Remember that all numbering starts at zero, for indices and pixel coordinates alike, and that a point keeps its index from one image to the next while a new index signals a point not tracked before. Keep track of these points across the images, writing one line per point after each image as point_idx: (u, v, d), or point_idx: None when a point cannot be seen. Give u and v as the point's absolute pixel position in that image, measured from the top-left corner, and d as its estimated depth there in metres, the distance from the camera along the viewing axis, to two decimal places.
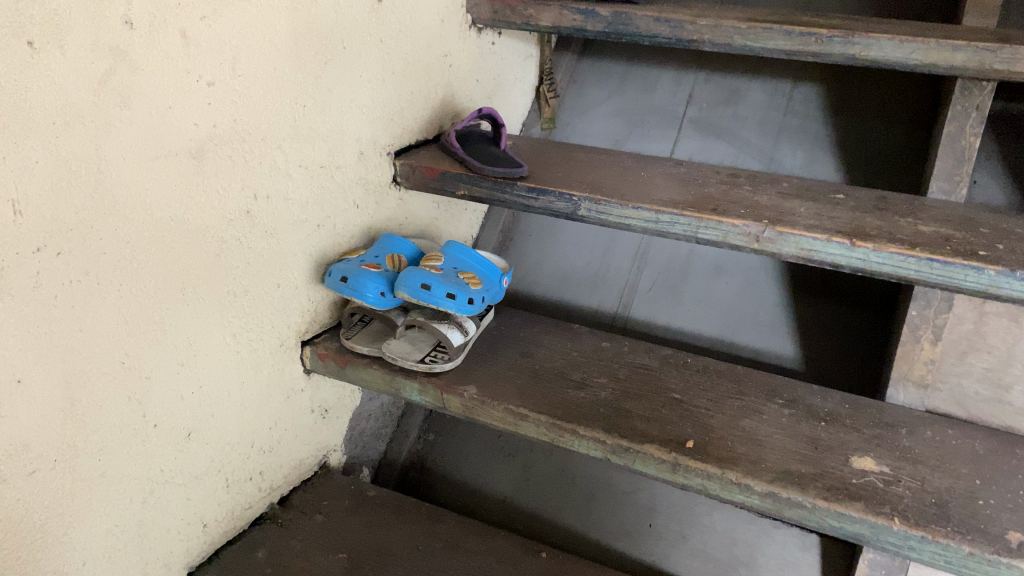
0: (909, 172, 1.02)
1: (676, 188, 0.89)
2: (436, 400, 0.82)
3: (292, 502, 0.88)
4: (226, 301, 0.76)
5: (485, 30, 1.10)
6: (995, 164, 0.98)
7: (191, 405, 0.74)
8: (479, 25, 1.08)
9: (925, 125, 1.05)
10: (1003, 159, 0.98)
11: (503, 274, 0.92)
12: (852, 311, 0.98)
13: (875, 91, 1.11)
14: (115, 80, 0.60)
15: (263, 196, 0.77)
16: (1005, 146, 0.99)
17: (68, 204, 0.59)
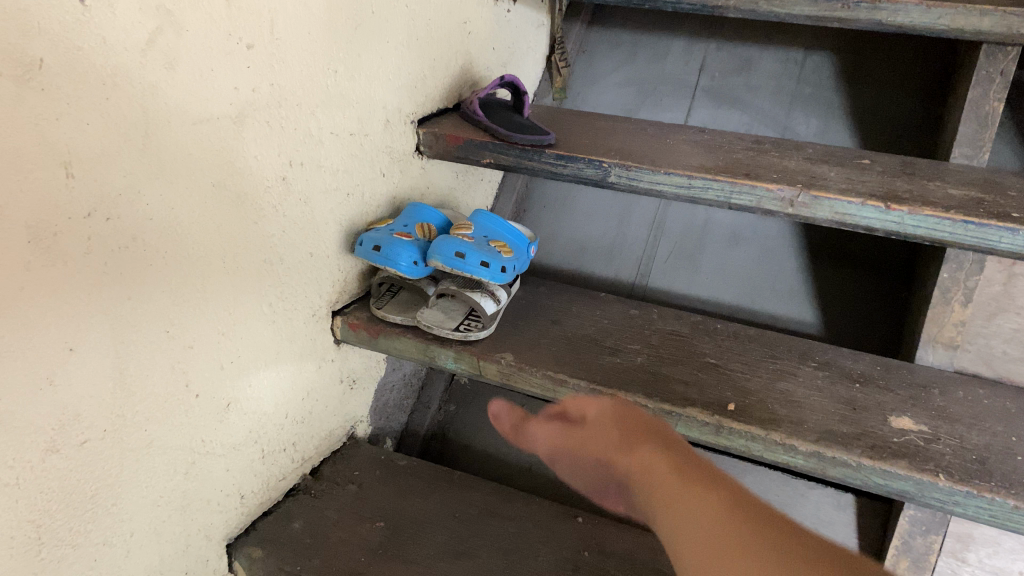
0: (924, 137, 1.03)
1: (705, 154, 0.89)
2: (472, 367, 0.81)
3: (324, 473, 0.88)
4: (264, 269, 0.75)
5: None
6: (1010, 130, 1.00)
7: (230, 376, 0.73)
8: None
9: (939, 90, 1.06)
10: (1018, 125, 0.99)
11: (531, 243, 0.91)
12: (870, 276, 0.99)
13: (887, 59, 1.12)
14: (162, 40, 0.58)
15: (297, 164, 0.76)
16: (1020, 112, 1.00)
17: (118, 167, 0.57)
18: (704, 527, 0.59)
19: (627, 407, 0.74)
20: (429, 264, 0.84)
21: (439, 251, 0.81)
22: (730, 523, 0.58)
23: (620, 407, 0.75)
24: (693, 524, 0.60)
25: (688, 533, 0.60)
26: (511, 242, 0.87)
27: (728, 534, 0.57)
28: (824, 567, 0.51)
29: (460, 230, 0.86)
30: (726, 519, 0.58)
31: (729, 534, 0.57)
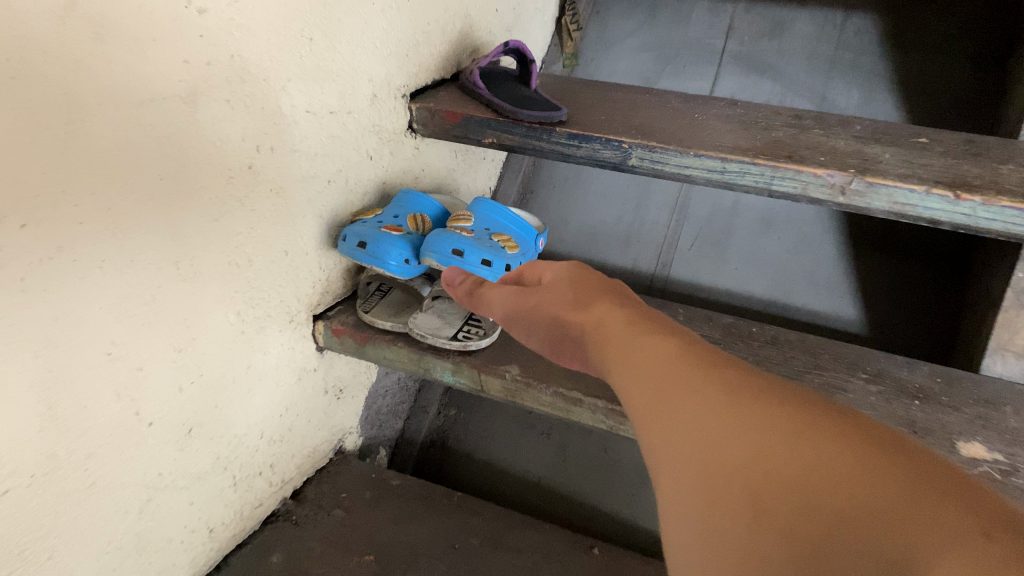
0: (983, 109, 0.92)
1: (739, 133, 0.78)
2: (472, 382, 0.71)
3: (307, 495, 0.78)
4: (229, 273, 0.64)
5: None
6: None
7: (192, 398, 0.63)
8: None
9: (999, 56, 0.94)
10: None
11: (537, 234, 0.81)
12: (920, 268, 0.88)
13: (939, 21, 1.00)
14: (85, 3, 0.47)
15: (266, 148, 0.65)
16: None
17: (36, 162, 0.46)
18: (658, 377, 0.38)
19: (588, 273, 0.60)
20: (423, 262, 0.73)
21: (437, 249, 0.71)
22: (694, 382, 0.35)
23: (590, 283, 0.57)
24: (638, 374, 0.40)
25: (647, 361, 0.40)
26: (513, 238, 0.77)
27: (687, 390, 0.35)
28: (812, 424, 0.30)
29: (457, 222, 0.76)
30: (672, 354, 0.39)
31: (680, 374, 0.37)
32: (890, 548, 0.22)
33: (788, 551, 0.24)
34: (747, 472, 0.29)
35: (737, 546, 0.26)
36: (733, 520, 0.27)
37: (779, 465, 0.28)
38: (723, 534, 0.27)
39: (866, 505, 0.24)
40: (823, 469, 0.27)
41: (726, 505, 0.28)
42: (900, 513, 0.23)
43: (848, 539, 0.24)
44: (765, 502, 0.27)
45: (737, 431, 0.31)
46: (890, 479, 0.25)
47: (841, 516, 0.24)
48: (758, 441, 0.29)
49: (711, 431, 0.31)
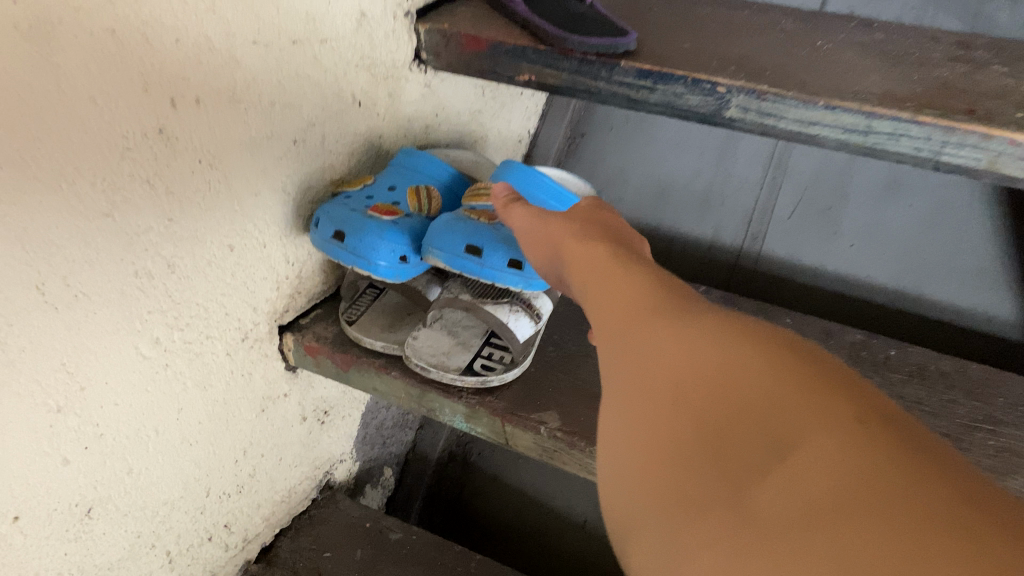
0: None
1: (885, 73, 0.54)
2: (493, 434, 0.50)
3: (280, 556, 0.59)
4: (133, 290, 0.44)
5: None
6: None
7: (87, 469, 0.44)
8: None
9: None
10: None
11: None
12: None
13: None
14: None
15: (188, 101, 0.44)
16: None
17: None
18: (606, 299, 0.33)
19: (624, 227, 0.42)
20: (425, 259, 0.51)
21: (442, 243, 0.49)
22: (634, 298, 0.31)
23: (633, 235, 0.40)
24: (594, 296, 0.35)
25: (600, 281, 0.34)
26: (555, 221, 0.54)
27: (626, 307, 0.31)
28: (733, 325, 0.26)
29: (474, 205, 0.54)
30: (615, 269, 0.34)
31: (622, 293, 0.32)
32: (774, 440, 0.21)
33: (695, 454, 0.22)
34: (661, 377, 0.26)
35: (651, 454, 0.24)
36: (649, 426, 0.25)
37: (690, 367, 0.25)
38: (644, 444, 0.25)
39: (763, 404, 0.22)
40: (728, 362, 0.24)
41: (643, 411, 0.26)
42: (794, 407, 0.21)
43: (748, 437, 0.21)
44: (678, 407, 0.24)
45: (656, 336, 0.28)
46: (789, 373, 0.22)
47: (740, 408, 0.22)
48: (672, 345, 0.26)
49: (639, 342, 0.28)
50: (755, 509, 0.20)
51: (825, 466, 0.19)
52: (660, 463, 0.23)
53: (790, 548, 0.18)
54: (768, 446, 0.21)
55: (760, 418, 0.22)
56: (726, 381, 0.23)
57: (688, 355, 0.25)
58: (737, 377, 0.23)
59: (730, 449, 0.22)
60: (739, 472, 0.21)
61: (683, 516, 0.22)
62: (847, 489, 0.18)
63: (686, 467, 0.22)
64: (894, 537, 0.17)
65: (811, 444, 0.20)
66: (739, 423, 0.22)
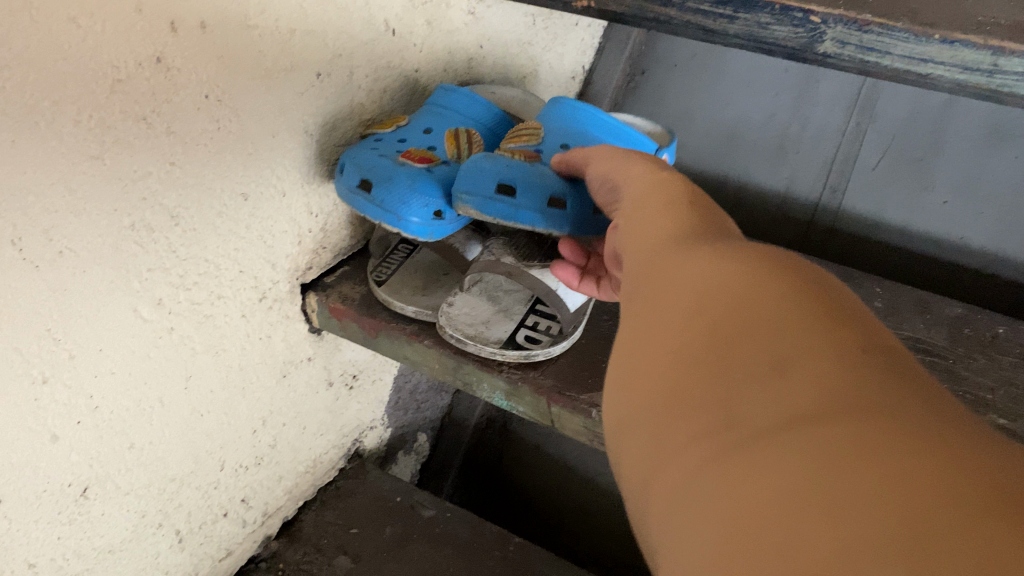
0: None
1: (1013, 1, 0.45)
2: (538, 414, 0.44)
3: (303, 531, 0.55)
4: (130, 245, 0.38)
5: None
6: None
7: (80, 446, 0.39)
8: None
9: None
10: None
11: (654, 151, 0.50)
12: None
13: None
14: None
15: (193, 26, 0.37)
16: None
17: None
18: (621, 205, 0.29)
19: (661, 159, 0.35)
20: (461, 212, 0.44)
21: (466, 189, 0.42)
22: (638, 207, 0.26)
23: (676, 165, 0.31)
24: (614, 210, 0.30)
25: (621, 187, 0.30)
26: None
27: (633, 215, 0.26)
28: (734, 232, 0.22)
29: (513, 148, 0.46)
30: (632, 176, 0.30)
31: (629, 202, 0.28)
32: (760, 354, 0.16)
33: (663, 363, 0.19)
34: (645, 280, 0.22)
35: (627, 362, 0.20)
36: (627, 332, 0.21)
37: (674, 265, 0.21)
38: (622, 357, 0.21)
39: (746, 304, 0.18)
40: (715, 258, 0.20)
41: (624, 317, 0.22)
42: (779, 308, 0.17)
43: (722, 340, 0.17)
44: (654, 308, 0.20)
45: (651, 240, 0.23)
46: (786, 274, 0.18)
47: (721, 305, 0.18)
48: (664, 247, 0.22)
49: (635, 242, 0.24)
50: (718, 421, 0.16)
51: (807, 377, 0.15)
52: (633, 375, 0.20)
53: (746, 465, 0.15)
54: (745, 353, 0.17)
55: (740, 322, 0.17)
56: (708, 279, 0.19)
57: (674, 255, 0.21)
58: (722, 273, 0.19)
59: (711, 356, 0.17)
60: (709, 380, 0.17)
61: (648, 430, 0.18)
62: (827, 404, 0.14)
63: (661, 380, 0.18)
64: (859, 458, 0.13)
65: (795, 351, 0.16)
66: (718, 325, 0.18)
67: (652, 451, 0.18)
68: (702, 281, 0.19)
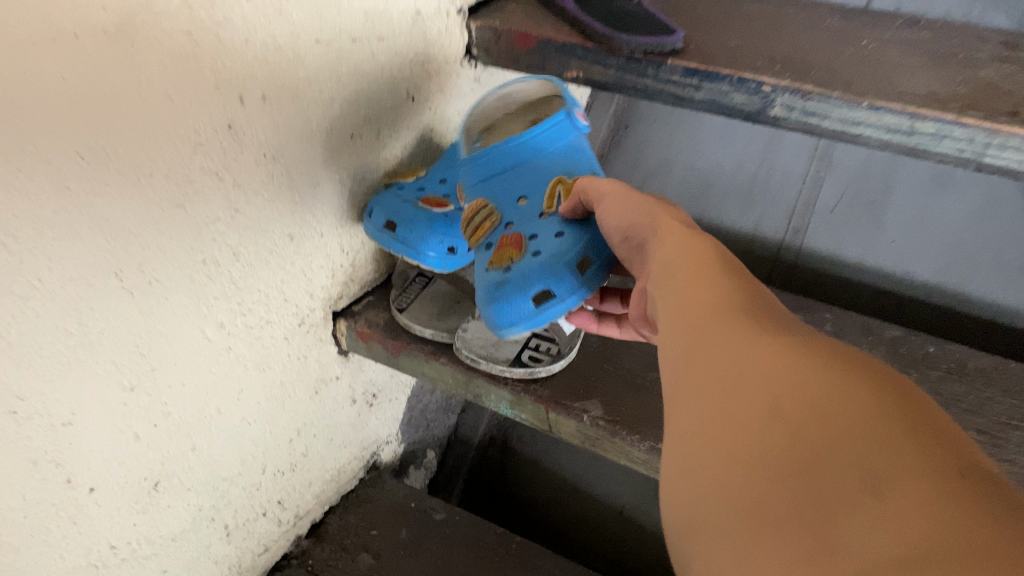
0: None
1: (930, 73, 0.55)
2: (538, 420, 0.52)
3: (329, 531, 0.62)
4: (203, 275, 0.46)
5: None
6: None
7: (155, 446, 0.46)
8: None
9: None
10: None
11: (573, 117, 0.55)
12: None
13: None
14: None
15: (256, 98, 0.46)
16: None
17: None
18: (670, 275, 0.31)
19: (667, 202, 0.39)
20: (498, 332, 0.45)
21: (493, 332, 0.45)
22: (693, 287, 0.30)
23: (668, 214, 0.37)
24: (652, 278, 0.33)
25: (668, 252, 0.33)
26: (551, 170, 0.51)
27: (687, 299, 0.29)
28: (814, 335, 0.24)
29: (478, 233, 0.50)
30: (676, 249, 0.33)
31: (677, 279, 0.31)
32: (864, 479, 0.19)
33: (758, 474, 0.21)
34: (729, 374, 0.24)
35: (713, 461, 0.23)
36: (711, 421, 0.24)
37: (767, 371, 0.23)
38: (708, 454, 0.23)
39: (843, 422, 0.20)
40: (811, 375, 0.22)
41: (704, 408, 0.25)
42: (878, 433, 0.19)
43: (818, 441, 0.20)
44: (741, 407, 0.23)
45: (724, 327, 0.26)
46: (881, 397, 0.20)
47: (820, 425, 0.21)
48: (743, 341, 0.25)
49: (703, 334, 0.27)
50: (822, 540, 0.18)
51: (910, 507, 0.17)
52: (718, 463, 0.23)
53: None
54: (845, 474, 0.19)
55: (834, 437, 0.20)
56: (802, 391, 0.22)
57: (764, 360, 0.24)
58: (814, 386, 0.22)
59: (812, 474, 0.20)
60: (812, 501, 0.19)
61: (737, 512, 0.21)
62: (932, 534, 0.16)
63: (759, 487, 0.21)
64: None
65: (888, 471, 0.18)
66: (811, 437, 0.20)
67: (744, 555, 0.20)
68: (795, 389, 0.22)
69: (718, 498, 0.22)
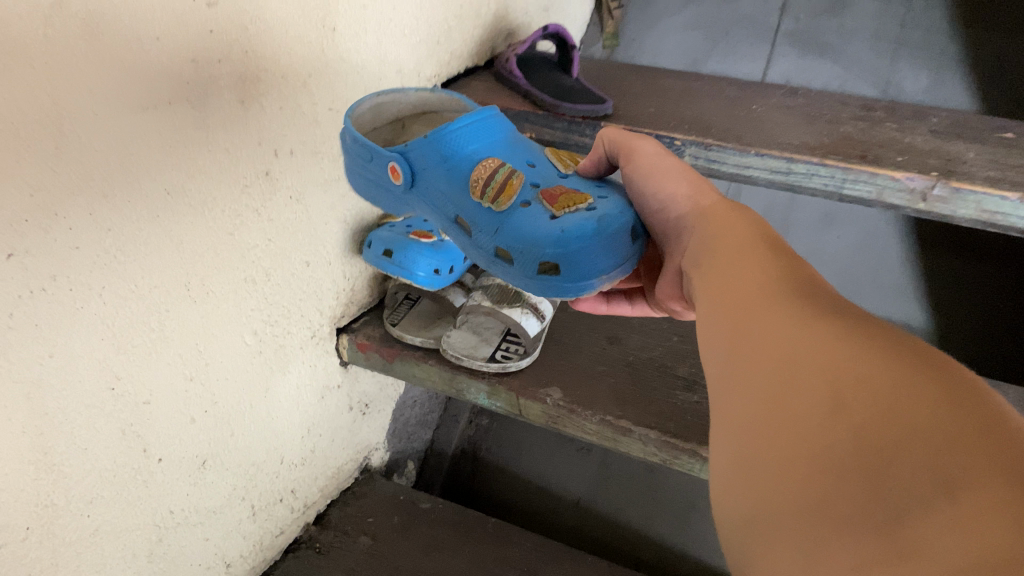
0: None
1: (801, 127, 0.71)
2: (510, 406, 0.64)
3: (332, 520, 0.73)
4: (245, 290, 0.59)
5: None
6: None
7: (205, 429, 0.58)
8: None
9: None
10: None
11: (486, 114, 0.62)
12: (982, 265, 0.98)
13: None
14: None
15: (286, 152, 0.60)
16: None
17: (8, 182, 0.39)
18: (738, 296, 0.36)
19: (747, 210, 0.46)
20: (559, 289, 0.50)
21: (570, 283, 0.49)
22: (773, 311, 0.33)
23: (694, 181, 0.50)
24: (711, 270, 0.41)
25: (728, 272, 0.39)
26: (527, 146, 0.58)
27: (761, 320, 0.33)
28: (891, 347, 0.28)
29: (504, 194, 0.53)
30: (762, 279, 0.36)
31: (754, 300, 0.35)
32: (934, 481, 0.22)
33: (832, 473, 0.25)
34: (810, 381, 0.28)
35: (790, 460, 0.26)
36: (788, 420, 0.28)
37: (846, 381, 0.27)
38: (786, 455, 0.27)
39: (921, 429, 0.23)
40: (888, 387, 0.25)
41: (780, 413, 0.28)
42: (950, 442, 0.22)
43: (891, 443, 0.24)
44: (821, 408, 0.27)
45: (801, 341, 0.30)
46: (954, 412, 0.23)
47: (895, 431, 0.24)
48: (825, 352, 0.29)
49: (780, 345, 0.31)
50: (895, 535, 0.21)
51: (982, 504, 0.20)
52: (792, 457, 0.26)
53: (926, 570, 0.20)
54: (919, 478, 0.22)
55: (908, 438, 0.23)
56: (883, 396, 0.25)
57: (844, 372, 0.27)
58: (894, 393, 0.25)
59: (885, 476, 0.23)
60: (887, 503, 0.22)
61: (813, 505, 0.25)
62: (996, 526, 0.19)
63: (834, 487, 0.24)
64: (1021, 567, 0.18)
65: (966, 475, 0.21)
66: (885, 435, 0.24)
67: (820, 543, 0.23)
68: (874, 394, 0.25)
69: (796, 493, 0.26)
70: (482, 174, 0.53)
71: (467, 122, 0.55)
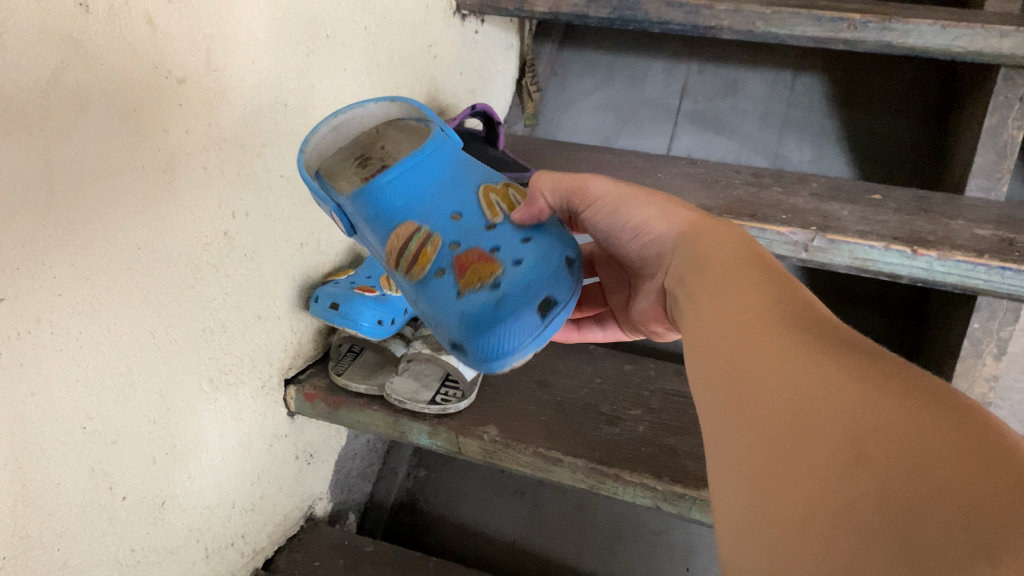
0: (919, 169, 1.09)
1: (700, 191, 0.81)
2: (450, 444, 0.70)
3: (279, 565, 0.76)
4: (203, 339, 0.64)
5: (481, 29, 1.11)
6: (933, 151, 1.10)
7: (164, 470, 0.62)
8: (480, 16, 1.09)
9: (937, 152, 1.09)
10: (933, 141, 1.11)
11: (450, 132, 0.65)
12: (865, 312, 1.09)
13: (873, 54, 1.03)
14: (36, 69, 0.44)
15: (242, 214, 0.66)
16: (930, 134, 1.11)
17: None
18: (741, 338, 0.39)
19: (752, 247, 0.47)
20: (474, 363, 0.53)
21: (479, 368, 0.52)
22: (789, 359, 0.34)
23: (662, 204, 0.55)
24: (709, 298, 0.44)
25: (728, 310, 0.41)
26: (463, 186, 0.58)
27: (773, 362, 0.35)
28: (907, 387, 0.30)
29: (419, 262, 0.56)
30: (773, 326, 0.38)
31: (756, 344, 0.37)
32: (964, 533, 0.23)
33: (860, 527, 0.26)
34: (833, 433, 0.29)
35: (816, 514, 0.28)
36: (808, 474, 0.29)
37: (865, 430, 0.28)
38: (812, 509, 0.28)
39: (948, 484, 0.24)
40: (910, 434, 0.27)
41: (802, 465, 0.30)
42: (978, 492, 0.24)
43: (918, 497, 0.25)
44: (843, 460, 0.28)
45: (817, 387, 0.32)
46: (978, 461, 0.25)
47: (920, 484, 0.25)
48: (842, 399, 0.30)
49: (796, 392, 0.33)
50: None
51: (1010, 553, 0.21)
52: (818, 511, 0.28)
53: None
54: (952, 531, 0.23)
55: (936, 494, 0.24)
56: (904, 444, 0.27)
57: (865, 421, 0.29)
58: (915, 441, 0.27)
59: (913, 532, 0.24)
60: (918, 555, 0.23)
61: (841, 554, 0.26)
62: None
63: (862, 541, 0.25)
64: None
65: (996, 526, 0.22)
66: (913, 490, 0.25)
67: None
68: (900, 444, 0.27)
69: (823, 545, 0.27)
70: (400, 238, 0.57)
71: (387, 179, 0.58)
